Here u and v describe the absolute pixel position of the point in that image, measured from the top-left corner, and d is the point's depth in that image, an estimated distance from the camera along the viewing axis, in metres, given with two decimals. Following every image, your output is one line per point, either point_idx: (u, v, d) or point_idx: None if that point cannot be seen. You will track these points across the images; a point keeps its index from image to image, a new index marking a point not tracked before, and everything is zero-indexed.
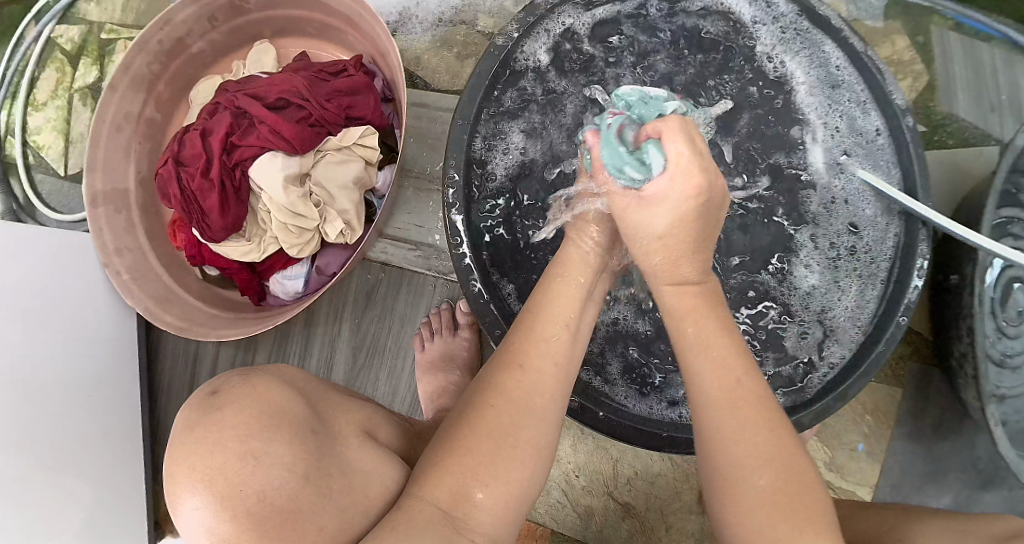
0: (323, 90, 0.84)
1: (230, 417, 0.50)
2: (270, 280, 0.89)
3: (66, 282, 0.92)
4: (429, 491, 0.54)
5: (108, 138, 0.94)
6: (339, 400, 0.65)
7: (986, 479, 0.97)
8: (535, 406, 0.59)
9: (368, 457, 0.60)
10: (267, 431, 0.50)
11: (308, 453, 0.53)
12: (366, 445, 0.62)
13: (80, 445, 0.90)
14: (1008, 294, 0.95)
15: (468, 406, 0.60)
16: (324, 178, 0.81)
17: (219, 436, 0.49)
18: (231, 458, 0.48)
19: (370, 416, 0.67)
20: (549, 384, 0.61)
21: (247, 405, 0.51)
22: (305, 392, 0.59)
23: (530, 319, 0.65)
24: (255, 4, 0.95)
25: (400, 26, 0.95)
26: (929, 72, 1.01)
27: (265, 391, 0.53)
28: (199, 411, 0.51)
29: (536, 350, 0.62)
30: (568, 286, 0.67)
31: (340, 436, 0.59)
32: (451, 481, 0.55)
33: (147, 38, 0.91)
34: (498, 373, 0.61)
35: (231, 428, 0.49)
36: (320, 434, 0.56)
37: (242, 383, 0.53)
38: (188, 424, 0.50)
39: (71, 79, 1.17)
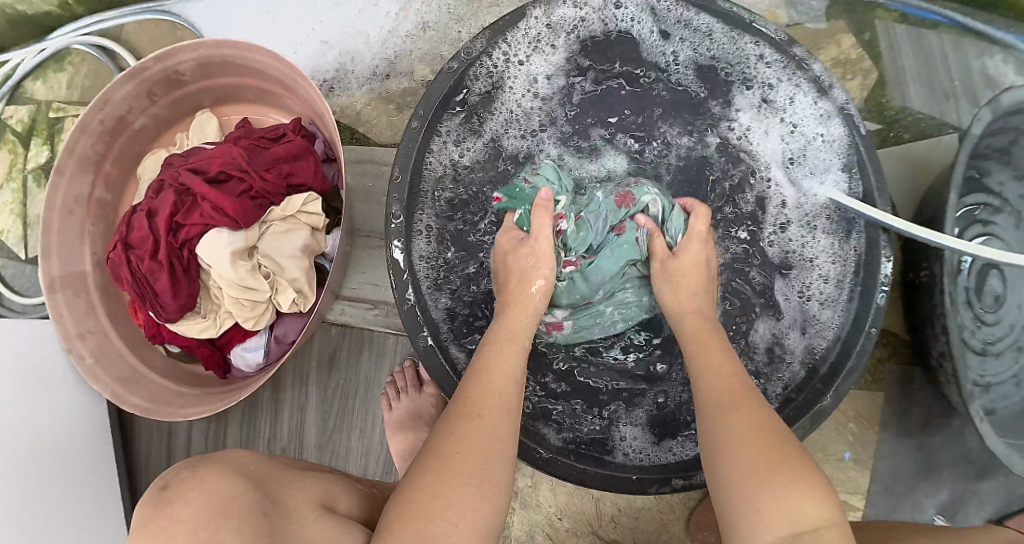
0: (262, 160, 0.83)
1: (180, 511, 0.48)
2: (231, 353, 0.88)
3: (30, 374, 0.91)
4: (394, 542, 0.53)
5: (61, 223, 0.93)
6: (295, 476, 0.63)
7: (981, 469, 0.96)
8: (495, 453, 0.58)
9: (326, 534, 0.58)
10: (216, 522, 0.48)
11: (259, 537, 0.51)
12: (323, 520, 0.59)
13: (56, 536, 0.88)
14: (983, 281, 0.95)
15: (426, 454, 0.59)
16: (271, 249, 0.81)
17: (167, 534, 0.47)
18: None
19: (328, 487, 0.66)
20: (504, 432, 0.60)
21: (198, 496, 0.49)
22: (258, 477, 0.57)
23: (477, 371, 0.65)
24: (191, 75, 0.94)
25: (336, 82, 0.94)
26: (878, 68, 0.99)
27: (215, 479, 0.52)
28: (150, 507, 0.49)
29: (490, 401, 0.62)
30: (509, 351, 0.67)
31: (293, 515, 0.57)
32: (414, 527, 0.53)
33: (88, 120, 0.90)
34: (449, 422, 0.60)
35: (180, 524, 0.47)
36: (275, 520, 0.54)
37: (191, 473, 0.51)
38: (141, 522, 0.48)
39: (23, 160, 1.16)
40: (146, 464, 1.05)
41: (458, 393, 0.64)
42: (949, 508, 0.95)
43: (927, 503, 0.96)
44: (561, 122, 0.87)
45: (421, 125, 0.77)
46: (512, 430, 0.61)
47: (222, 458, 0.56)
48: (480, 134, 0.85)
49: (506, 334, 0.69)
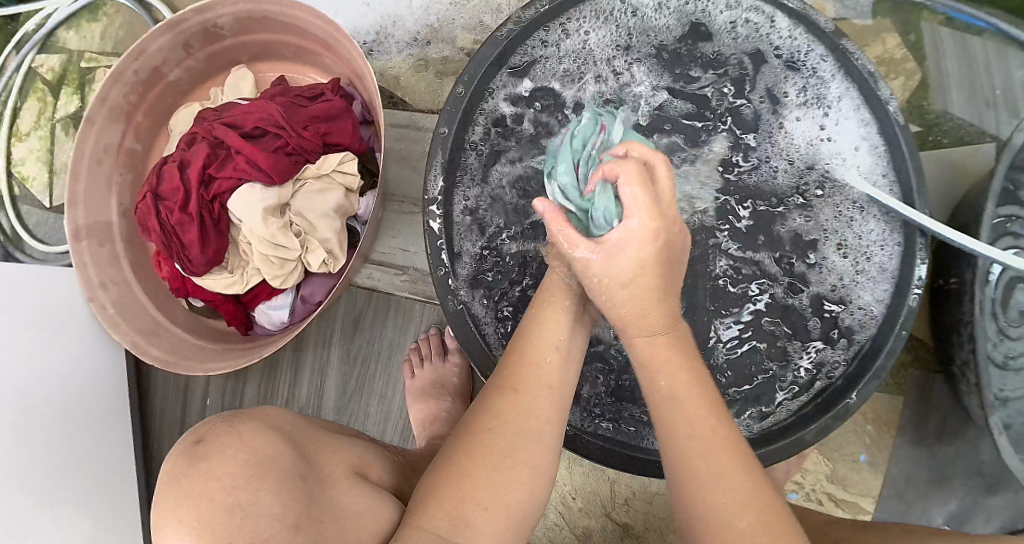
0: (299, 117, 0.83)
1: (218, 467, 0.47)
2: (256, 310, 0.88)
3: (52, 320, 0.91)
4: (428, 519, 0.52)
5: (90, 172, 0.92)
6: (330, 440, 0.61)
7: (993, 482, 0.94)
8: (529, 429, 0.57)
9: (361, 499, 0.57)
10: (256, 481, 0.47)
11: (297, 499, 0.50)
12: (357, 485, 0.58)
13: (70, 482, 0.88)
14: (1009, 294, 0.93)
15: (465, 428, 0.58)
16: (304, 208, 0.81)
17: (205, 487, 0.46)
18: (217, 511, 0.45)
19: (362, 456, 0.64)
20: (545, 407, 0.58)
21: (236, 452, 0.48)
22: (294, 436, 0.56)
23: (520, 340, 0.63)
24: (229, 30, 0.93)
25: (376, 45, 0.94)
26: (922, 70, 0.98)
27: (252, 437, 0.50)
28: (185, 462, 0.48)
29: (530, 374, 0.60)
30: (556, 312, 0.64)
31: (330, 479, 0.56)
32: (448, 504, 0.53)
33: (122, 69, 0.90)
34: (492, 397, 0.59)
35: (216, 481, 0.46)
36: (309, 479, 0.53)
37: (227, 428, 0.50)
38: (175, 475, 0.47)
39: (52, 109, 1.15)
40: (161, 417, 1.05)
41: (500, 363, 0.63)
42: (958, 518, 0.94)
43: (938, 511, 0.95)
44: (595, 100, 0.84)
45: (466, 90, 0.78)
46: (553, 411, 0.59)
47: (259, 413, 0.55)
48: (513, 109, 0.83)
49: (552, 292, 0.65)
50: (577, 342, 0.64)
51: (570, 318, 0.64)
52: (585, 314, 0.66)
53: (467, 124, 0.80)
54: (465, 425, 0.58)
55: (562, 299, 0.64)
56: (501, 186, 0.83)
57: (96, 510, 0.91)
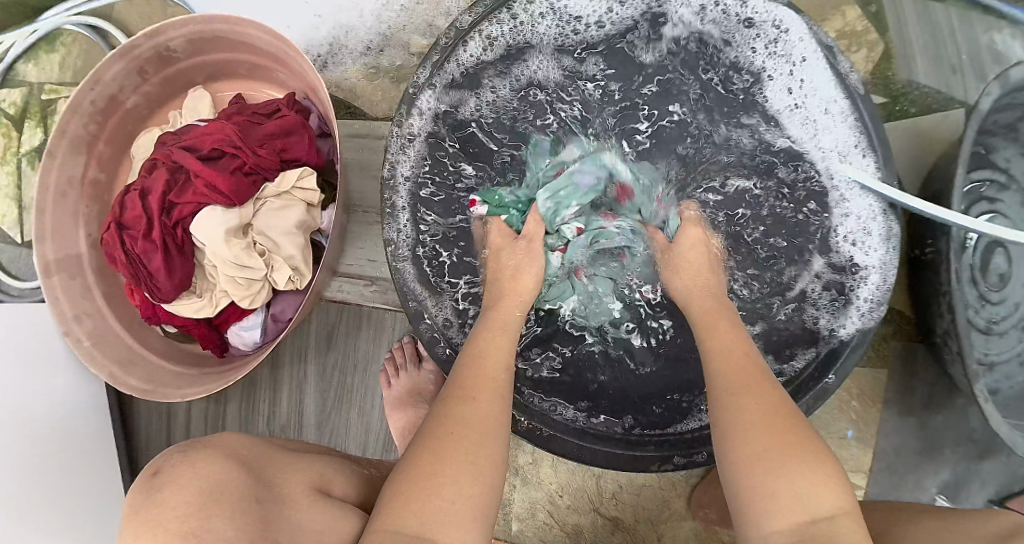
0: (255, 135, 0.82)
1: (171, 497, 0.48)
2: (228, 332, 0.87)
3: (29, 358, 0.90)
4: (394, 521, 0.52)
5: (54, 206, 0.92)
6: (288, 459, 0.63)
7: (983, 449, 0.94)
8: (484, 433, 0.58)
9: (321, 516, 0.58)
10: (209, 508, 0.48)
11: (253, 522, 0.51)
12: (318, 504, 0.59)
13: (58, 516, 0.88)
14: (988, 259, 0.93)
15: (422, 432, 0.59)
16: (266, 226, 0.80)
17: (159, 520, 0.47)
18: (172, 539, 0.46)
19: (322, 471, 0.65)
20: (498, 414, 0.60)
21: (189, 481, 0.49)
22: (251, 461, 0.57)
23: (471, 354, 0.65)
24: (182, 52, 0.93)
25: (331, 57, 0.93)
26: (885, 40, 0.97)
27: (207, 466, 0.51)
28: (142, 494, 0.49)
29: (480, 383, 0.61)
30: (499, 336, 0.67)
31: (287, 499, 0.57)
32: (414, 505, 0.53)
33: (79, 100, 0.89)
34: (444, 404, 0.60)
35: (171, 511, 0.47)
36: (265, 502, 0.54)
37: (181, 460, 0.51)
38: (132, 511, 0.48)
39: (17, 143, 1.15)
40: (147, 444, 1.05)
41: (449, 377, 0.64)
42: (952, 487, 0.94)
43: (929, 481, 0.95)
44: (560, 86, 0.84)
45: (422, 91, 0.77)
46: (502, 413, 0.61)
47: (213, 442, 0.56)
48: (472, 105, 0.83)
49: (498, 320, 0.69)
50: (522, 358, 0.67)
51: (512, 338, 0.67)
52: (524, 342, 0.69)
53: (425, 124, 0.80)
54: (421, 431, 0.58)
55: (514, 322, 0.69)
56: (463, 183, 0.85)
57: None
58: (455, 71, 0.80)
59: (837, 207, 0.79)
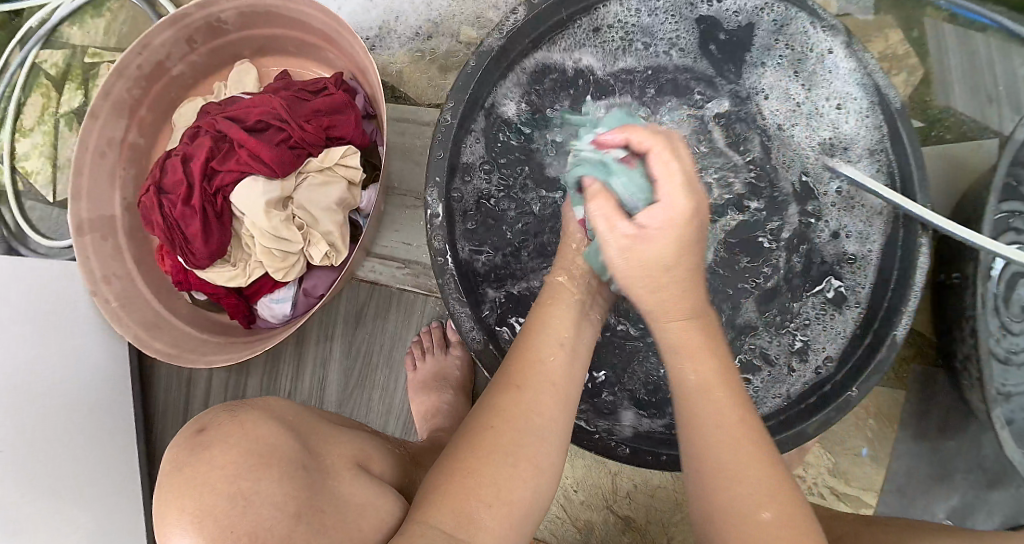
0: (302, 111, 0.83)
1: (220, 456, 0.47)
2: (258, 304, 0.88)
3: (55, 314, 0.91)
4: (433, 514, 0.52)
5: (93, 166, 0.92)
6: (332, 432, 0.61)
7: (993, 478, 0.93)
8: (537, 426, 0.57)
9: (363, 491, 0.56)
10: (256, 471, 0.48)
11: (300, 488, 0.50)
12: (360, 479, 0.58)
13: (73, 473, 0.89)
14: (1012, 290, 0.93)
15: (468, 426, 0.59)
16: (307, 201, 0.81)
17: (202, 480, 0.46)
18: (219, 501, 0.46)
19: (362, 447, 0.64)
20: (548, 403, 0.59)
21: (235, 444, 0.48)
22: (296, 428, 0.56)
23: (526, 335, 0.63)
24: (232, 24, 0.94)
25: (378, 40, 0.94)
26: (926, 65, 0.97)
27: (254, 429, 0.51)
28: (185, 450, 0.48)
29: (534, 371, 0.60)
30: (561, 309, 0.66)
31: (331, 469, 0.56)
32: (453, 502, 0.52)
33: (126, 63, 0.90)
34: (495, 394, 0.59)
35: (219, 469, 0.47)
36: (311, 471, 0.53)
37: (228, 419, 0.50)
38: (175, 464, 0.48)
39: (56, 104, 1.16)
40: (163, 411, 1.05)
41: (503, 362, 0.63)
42: (959, 514, 0.93)
43: (939, 507, 0.94)
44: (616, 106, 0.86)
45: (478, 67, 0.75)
46: (557, 407, 0.59)
47: (260, 405, 0.55)
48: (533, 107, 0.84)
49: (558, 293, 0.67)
50: (581, 341, 0.65)
51: (574, 313, 0.66)
52: (585, 319, 0.66)
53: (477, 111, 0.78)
54: (468, 423, 0.58)
55: (566, 296, 0.66)
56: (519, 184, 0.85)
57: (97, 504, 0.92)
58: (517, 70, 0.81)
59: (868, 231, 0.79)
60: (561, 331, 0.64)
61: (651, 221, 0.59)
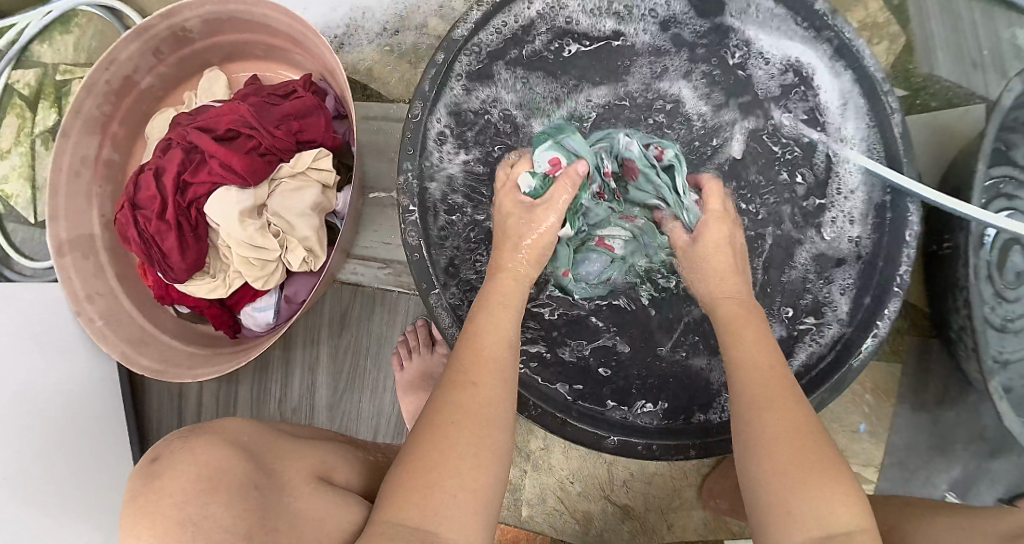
0: (271, 116, 0.82)
1: (169, 483, 0.47)
2: (241, 313, 0.87)
3: (41, 337, 0.90)
4: (396, 511, 0.52)
5: (68, 185, 0.92)
6: (290, 445, 0.62)
7: (995, 447, 0.93)
8: (491, 418, 0.57)
9: (321, 505, 0.57)
10: (205, 496, 0.47)
11: (251, 509, 0.50)
12: (320, 492, 0.58)
13: (71, 493, 0.88)
14: (1005, 257, 0.91)
15: (420, 421, 0.58)
16: (281, 207, 0.80)
17: (157, 508, 0.46)
18: (168, 528, 0.45)
19: (324, 458, 0.64)
20: (498, 398, 0.59)
21: (184, 468, 0.48)
22: (251, 447, 0.56)
23: (472, 333, 0.63)
24: (198, 32, 0.92)
25: (347, 39, 0.93)
26: (906, 32, 0.96)
27: (205, 452, 0.51)
28: (142, 479, 0.48)
29: (485, 366, 0.60)
30: (501, 316, 0.64)
31: (287, 486, 0.56)
32: (416, 495, 0.53)
33: (94, 79, 0.89)
34: (444, 391, 0.59)
35: (168, 497, 0.46)
36: (263, 489, 0.53)
37: (179, 445, 0.50)
38: (132, 495, 0.47)
39: (31, 124, 1.15)
40: (157, 426, 1.05)
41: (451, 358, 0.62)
42: (962, 484, 0.93)
43: (940, 478, 0.93)
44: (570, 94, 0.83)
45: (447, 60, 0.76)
46: (508, 398, 0.59)
47: (216, 427, 0.55)
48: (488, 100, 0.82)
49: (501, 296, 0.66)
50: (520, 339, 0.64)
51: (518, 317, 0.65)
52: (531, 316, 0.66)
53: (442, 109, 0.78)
54: (417, 423, 0.58)
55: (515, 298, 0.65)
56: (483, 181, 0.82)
57: (100, 522, 0.91)
58: (472, 61, 0.79)
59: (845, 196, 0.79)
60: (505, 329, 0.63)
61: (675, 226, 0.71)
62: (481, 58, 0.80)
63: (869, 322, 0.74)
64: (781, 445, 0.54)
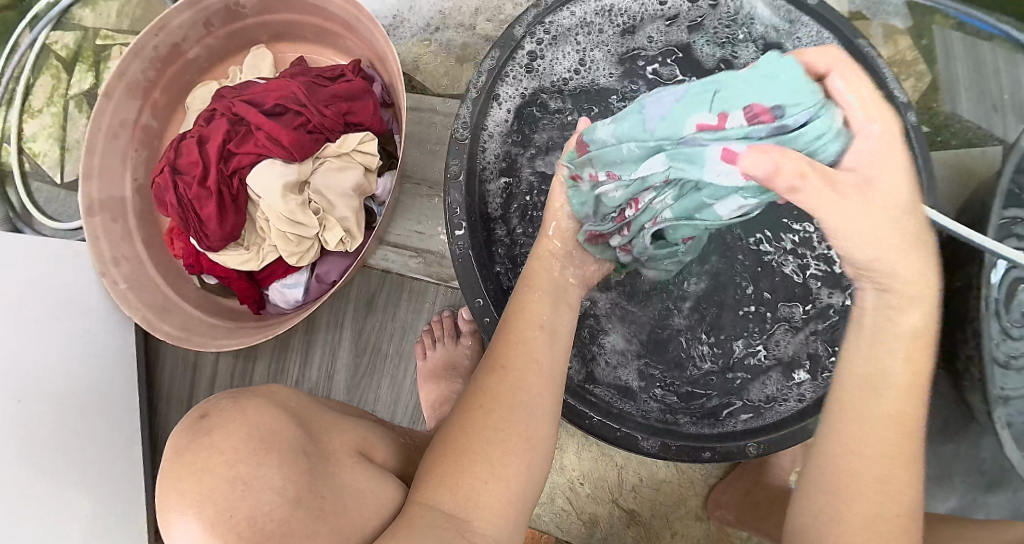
0: (320, 96, 0.83)
1: (219, 442, 0.48)
2: (269, 288, 0.88)
3: (61, 295, 0.90)
4: (431, 495, 0.54)
5: (105, 147, 0.92)
6: (333, 418, 0.62)
7: (991, 480, 0.95)
8: (525, 407, 0.59)
9: (363, 477, 0.57)
10: (256, 455, 0.48)
11: (298, 473, 0.51)
12: (361, 466, 0.59)
13: (77, 455, 0.88)
14: (1014, 293, 0.94)
15: (458, 409, 0.60)
16: (323, 186, 0.81)
17: (205, 463, 0.47)
18: (218, 483, 0.46)
19: (367, 436, 0.64)
20: (534, 386, 0.61)
21: (237, 428, 0.49)
22: (298, 415, 0.56)
23: (507, 323, 0.65)
24: (251, 9, 0.94)
25: (393, 29, 0.94)
26: (932, 71, 0.99)
27: (255, 416, 0.51)
28: (188, 435, 0.49)
29: (515, 352, 0.62)
30: (536, 299, 0.67)
31: (333, 456, 0.57)
32: (449, 480, 0.55)
33: (143, 45, 0.90)
34: (481, 375, 0.61)
35: (220, 455, 0.47)
36: (311, 456, 0.53)
37: (230, 406, 0.51)
38: (177, 450, 0.48)
39: (66, 86, 1.15)
40: (169, 395, 1.05)
41: (489, 346, 0.65)
42: (958, 514, 0.94)
43: (938, 507, 0.95)
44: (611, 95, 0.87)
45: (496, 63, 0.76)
46: (544, 387, 0.61)
47: (266, 392, 0.56)
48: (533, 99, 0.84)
49: (536, 280, 0.69)
50: (560, 323, 0.67)
51: (548, 301, 0.67)
52: (562, 303, 0.68)
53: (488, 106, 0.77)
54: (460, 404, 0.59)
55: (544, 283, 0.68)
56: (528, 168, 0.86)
57: (102, 489, 0.91)
58: (524, 66, 0.80)
59: None
60: (540, 314, 0.66)
61: (857, 162, 0.49)
62: (531, 62, 0.81)
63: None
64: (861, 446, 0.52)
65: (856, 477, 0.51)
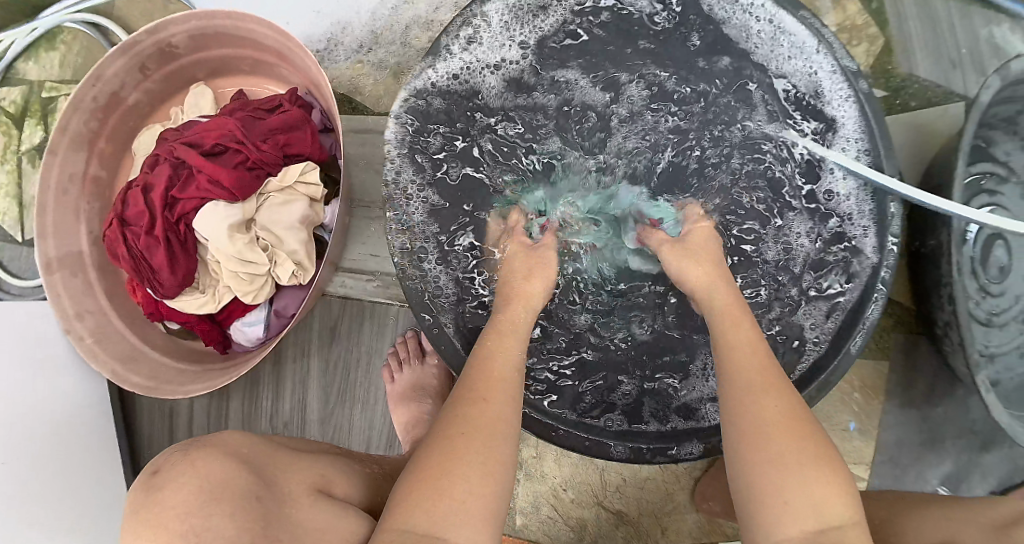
0: (258, 130, 0.82)
1: (170, 496, 0.48)
2: (230, 328, 0.87)
3: (30, 355, 0.90)
4: (406, 519, 0.53)
5: (56, 202, 0.91)
6: (292, 458, 0.61)
7: (983, 441, 0.93)
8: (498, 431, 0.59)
9: (322, 515, 0.57)
10: (207, 507, 0.48)
11: (255, 520, 0.51)
12: (320, 503, 0.58)
13: (61, 513, 0.87)
14: (989, 251, 0.92)
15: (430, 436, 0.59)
16: (270, 221, 0.80)
17: (161, 517, 0.47)
18: (173, 537, 0.47)
19: (325, 472, 0.64)
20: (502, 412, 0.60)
21: (187, 481, 0.49)
22: (251, 459, 0.55)
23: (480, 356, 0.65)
24: (184, 48, 0.93)
25: (327, 53, 0.94)
26: (884, 34, 0.96)
27: (205, 465, 0.51)
28: (143, 493, 0.49)
29: (494, 384, 0.62)
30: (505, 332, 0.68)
31: (290, 497, 0.56)
32: (425, 503, 0.53)
33: (80, 96, 0.89)
34: (456, 405, 0.60)
35: (172, 509, 0.47)
36: (267, 499, 0.53)
37: (181, 457, 0.51)
38: (133, 508, 0.49)
39: (18, 142, 1.14)
40: (150, 440, 1.04)
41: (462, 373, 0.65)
42: (954, 479, 0.93)
43: (933, 473, 0.94)
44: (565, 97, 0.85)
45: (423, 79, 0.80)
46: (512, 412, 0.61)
47: (215, 441, 0.55)
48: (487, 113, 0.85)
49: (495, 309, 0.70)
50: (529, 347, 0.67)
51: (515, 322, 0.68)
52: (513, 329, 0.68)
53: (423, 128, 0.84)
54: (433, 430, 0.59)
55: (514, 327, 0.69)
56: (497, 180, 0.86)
57: (96, 542, 0.91)
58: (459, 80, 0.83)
59: (831, 194, 0.80)
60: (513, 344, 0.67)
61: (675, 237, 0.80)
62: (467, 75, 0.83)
63: (857, 322, 0.74)
64: (777, 432, 0.55)
65: (778, 455, 0.54)
